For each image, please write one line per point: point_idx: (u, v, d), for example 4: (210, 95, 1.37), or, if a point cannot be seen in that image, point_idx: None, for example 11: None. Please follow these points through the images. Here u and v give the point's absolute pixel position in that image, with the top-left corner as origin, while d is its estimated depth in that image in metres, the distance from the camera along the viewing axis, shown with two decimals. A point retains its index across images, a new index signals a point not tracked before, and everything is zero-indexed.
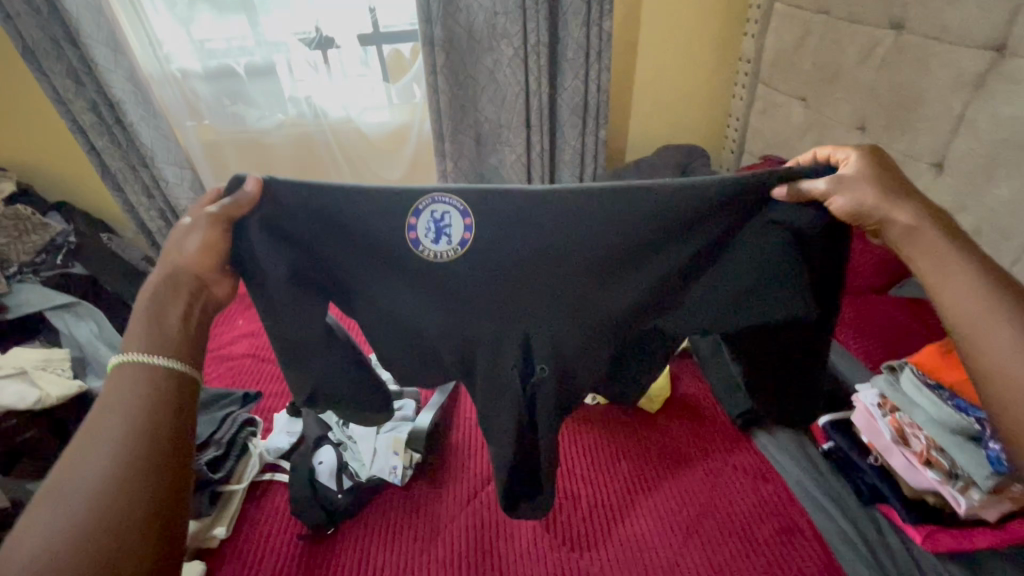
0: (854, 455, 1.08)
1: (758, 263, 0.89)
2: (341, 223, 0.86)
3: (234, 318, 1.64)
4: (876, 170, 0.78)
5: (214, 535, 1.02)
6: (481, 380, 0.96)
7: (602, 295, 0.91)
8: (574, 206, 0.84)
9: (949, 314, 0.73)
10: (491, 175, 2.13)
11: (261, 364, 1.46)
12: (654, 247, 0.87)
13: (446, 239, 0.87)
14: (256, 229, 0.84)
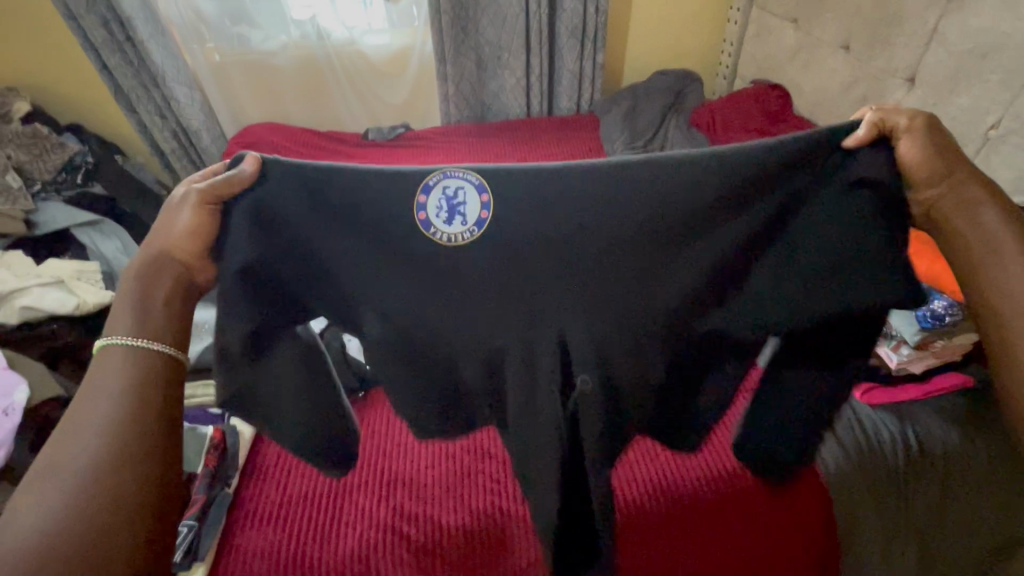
0: None
1: (828, 234, 0.79)
2: (344, 211, 0.77)
3: None
4: (940, 135, 0.75)
5: None
6: (511, 389, 0.81)
7: (653, 281, 0.77)
8: (617, 181, 0.75)
9: (993, 287, 0.69)
10: (491, 102, 2.21)
11: None
12: (709, 220, 0.77)
13: (460, 220, 0.76)
14: (244, 217, 0.76)
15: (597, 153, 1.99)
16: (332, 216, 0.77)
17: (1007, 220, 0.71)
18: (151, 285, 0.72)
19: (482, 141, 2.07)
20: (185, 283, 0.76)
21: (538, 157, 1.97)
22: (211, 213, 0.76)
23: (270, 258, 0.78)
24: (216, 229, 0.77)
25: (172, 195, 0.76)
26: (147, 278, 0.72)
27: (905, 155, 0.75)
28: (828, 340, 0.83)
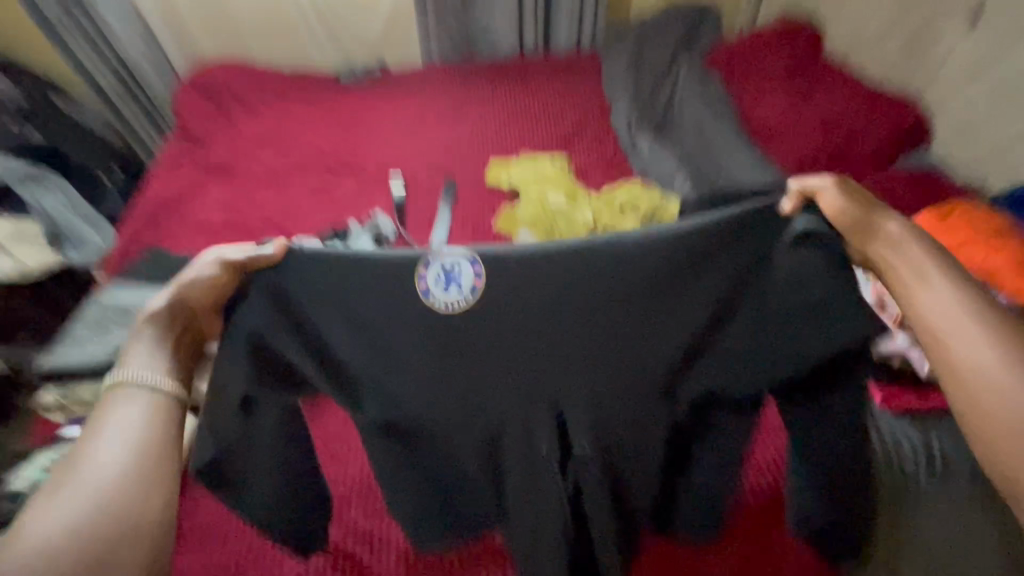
0: None
1: (793, 292, 0.71)
2: (360, 308, 0.67)
3: (205, 188, 1.51)
4: (854, 190, 0.70)
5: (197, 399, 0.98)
6: (509, 452, 0.75)
7: (633, 355, 0.70)
8: (580, 255, 0.66)
9: (917, 310, 0.64)
10: (480, 39, 1.93)
11: (235, 232, 1.39)
12: (674, 290, 0.68)
13: (455, 287, 0.66)
14: (257, 303, 0.68)
15: (599, 101, 1.76)
16: (331, 295, 0.67)
17: (935, 263, 0.65)
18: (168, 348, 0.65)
19: (468, 85, 1.84)
20: (194, 337, 0.68)
21: (530, 105, 1.75)
22: (233, 280, 0.67)
23: (274, 335, 0.70)
24: (225, 299, 0.68)
25: (205, 252, 0.68)
26: (165, 340, 0.65)
27: (828, 213, 0.69)
28: (812, 403, 0.79)
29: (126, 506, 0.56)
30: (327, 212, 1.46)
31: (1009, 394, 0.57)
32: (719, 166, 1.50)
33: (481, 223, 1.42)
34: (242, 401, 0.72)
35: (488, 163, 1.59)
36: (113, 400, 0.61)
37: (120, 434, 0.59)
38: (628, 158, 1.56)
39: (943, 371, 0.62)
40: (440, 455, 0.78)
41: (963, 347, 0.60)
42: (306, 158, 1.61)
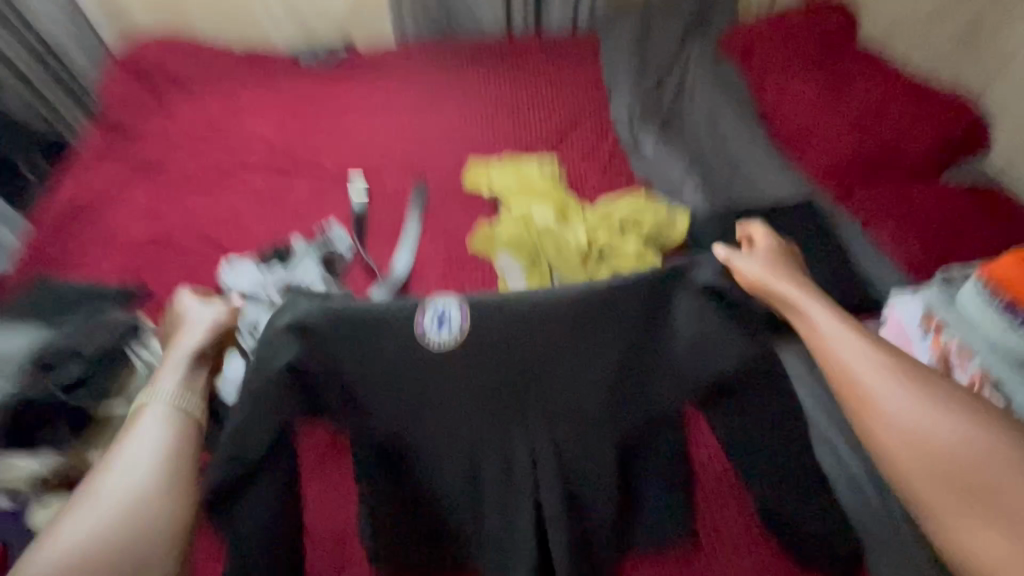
0: None
1: (713, 344, 0.71)
2: (399, 372, 0.66)
3: (128, 194, 1.26)
4: (777, 253, 0.82)
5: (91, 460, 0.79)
6: (489, 491, 0.75)
7: (542, 411, 0.70)
8: (497, 315, 0.65)
9: (847, 366, 0.68)
10: (460, 15, 1.67)
11: (157, 248, 1.16)
12: (581, 348, 0.68)
13: (446, 326, 0.65)
14: (287, 350, 0.64)
15: (596, 89, 1.53)
16: (360, 352, 0.65)
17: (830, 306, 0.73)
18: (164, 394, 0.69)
19: (445, 68, 1.59)
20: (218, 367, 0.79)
21: (517, 94, 1.52)
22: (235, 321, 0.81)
23: (321, 381, 0.67)
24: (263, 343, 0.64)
25: (186, 307, 0.80)
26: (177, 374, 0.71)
27: (743, 281, 0.75)
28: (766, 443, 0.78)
29: (136, 511, 0.62)
30: (272, 221, 1.22)
31: (913, 424, 0.62)
32: (734, 171, 1.29)
33: (455, 237, 1.19)
34: (230, 458, 0.66)
35: (466, 163, 1.36)
36: (139, 421, 0.68)
37: (147, 446, 0.66)
38: (628, 158, 1.35)
39: (846, 396, 0.68)
40: (415, 491, 0.77)
41: (862, 379, 0.66)
42: (251, 155, 1.36)
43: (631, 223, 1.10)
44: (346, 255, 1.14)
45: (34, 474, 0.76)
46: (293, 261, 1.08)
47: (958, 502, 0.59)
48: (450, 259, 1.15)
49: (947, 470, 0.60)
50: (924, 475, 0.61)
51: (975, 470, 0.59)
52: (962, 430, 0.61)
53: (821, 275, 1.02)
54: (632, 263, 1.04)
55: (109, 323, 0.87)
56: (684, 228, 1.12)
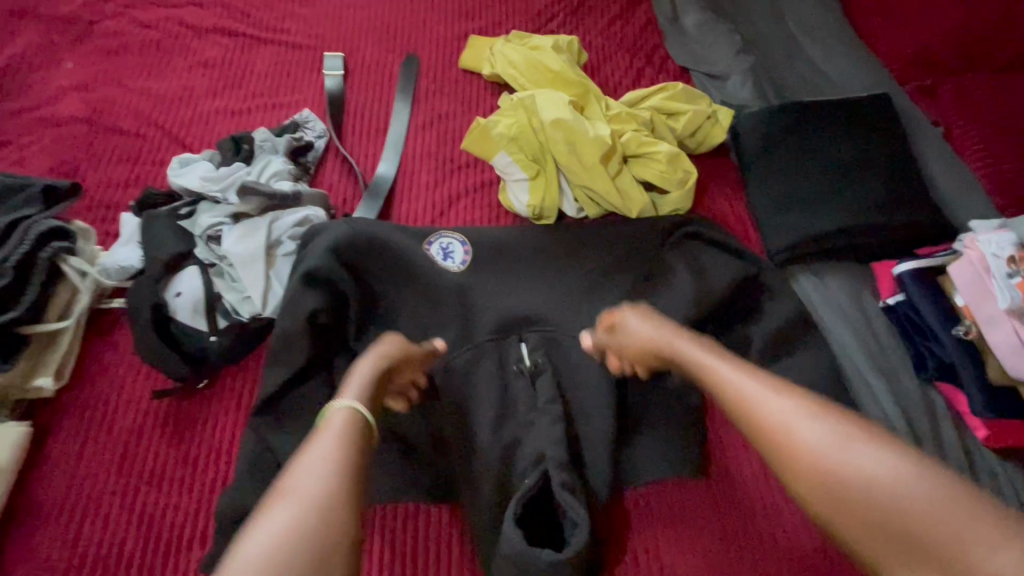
0: (934, 321, 0.75)
1: (700, 275, 0.81)
2: (419, 277, 0.79)
3: (50, 61, 1.04)
4: (649, 312, 0.69)
5: (37, 389, 0.71)
6: (485, 422, 0.72)
7: (554, 327, 0.79)
8: (509, 231, 0.85)
9: (738, 411, 0.52)
10: None
11: (94, 132, 0.96)
12: (578, 265, 0.83)
13: (454, 257, 0.81)
14: (318, 246, 0.75)
15: None
16: (395, 274, 0.79)
17: (724, 353, 0.58)
18: (363, 382, 0.58)
19: None
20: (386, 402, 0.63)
21: None
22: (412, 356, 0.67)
23: (339, 301, 0.75)
24: (299, 249, 0.77)
25: (197, 215, 0.81)
26: (375, 376, 0.60)
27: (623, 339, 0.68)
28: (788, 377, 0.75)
29: (328, 521, 0.43)
30: (229, 103, 1.02)
31: (838, 466, 0.43)
32: (792, 57, 1.06)
33: (450, 127, 1.01)
34: (267, 372, 0.71)
35: (462, 35, 1.12)
36: (329, 423, 0.52)
37: (329, 458, 0.47)
38: (663, 32, 1.10)
39: (761, 447, 0.49)
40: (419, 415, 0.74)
41: (773, 420, 0.48)
42: (200, 16, 1.10)
43: (661, 119, 0.92)
44: (318, 145, 0.95)
45: None
46: (251, 157, 0.89)
47: (911, 570, 0.39)
48: (442, 157, 0.97)
49: (877, 523, 0.40)
50: (866, 534, 0.41)
51: (930, 520, 0.38)
52: (902, 468, 0.41)
53: (885, 187, 0.86)
54: (664, 168, 0.87)
55: (30, 229, 0.71)
56: (723, 129, 0.95)
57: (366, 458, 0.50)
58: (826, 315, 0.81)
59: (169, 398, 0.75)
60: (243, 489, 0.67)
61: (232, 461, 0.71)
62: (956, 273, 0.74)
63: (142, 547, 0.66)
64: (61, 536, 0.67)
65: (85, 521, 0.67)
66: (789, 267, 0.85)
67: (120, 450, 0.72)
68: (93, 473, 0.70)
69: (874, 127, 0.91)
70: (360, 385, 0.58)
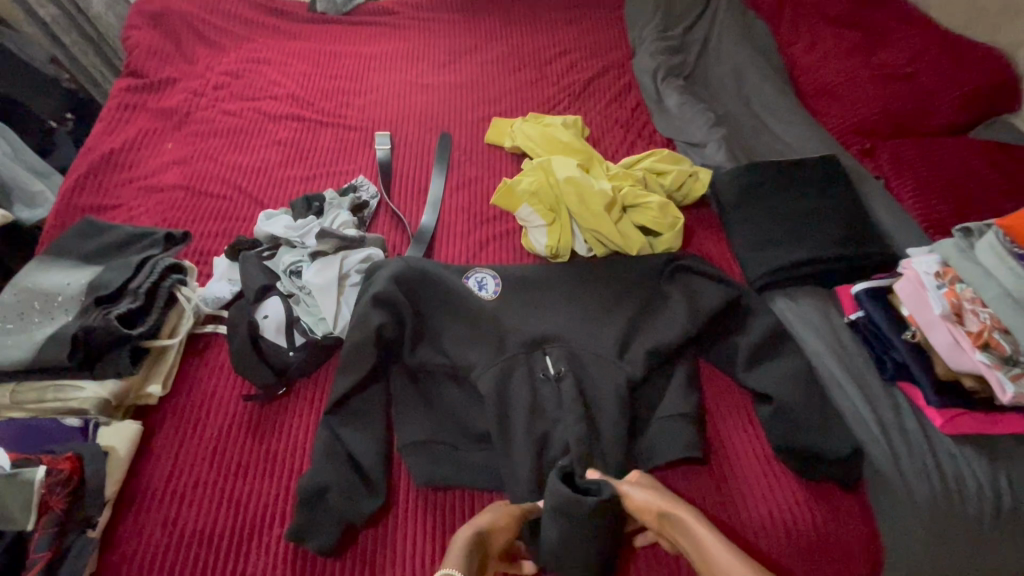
0: (887, 328, 0.91)
1: (690, 299, 0.98)
2: (459, 302, 0.96)
3: (156, 142, 1.28)
4: (653, 484, 0.78)
5: (148, 394, 0.85)
6: (517, 419, 0.87)
7: (573, 341, 0.95)
8: (532, 267, 1.03)
9: None
10: None
11: (192, 196, 1.18)
12: (590, 292, 1.00)
13: (488, 288, 1.00)
14: (383, 278, 0.93)
15: (619, 42, 1.52)
16: (440, 300, 0.96)
17: (735, 551, 0.69)
18: (458, 553, 0.70)
19: (467, 21, 1.58)
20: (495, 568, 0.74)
21: (539, 48, 1.51)
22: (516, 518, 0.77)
23: (396, 321, 0.92)
24: (365, 280, 0.95)
25: (279, 257, 1.00)
26: (466, 549, 0.70)
27: (633, 506, 0.75)
28: (771, 377, 0.89)
29: None
30: (299, 172, 1.24)
31: None
32: (757, 128, 1.30)
33: (478, 188, 1.23)
34: (339, 377, 0.87)
35: (487, 117, 1.37)
36: None
37: None
38: (650, 111, 1.35)
39: None
40: (461, 414, 0.89)
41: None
42: (276, 106, 1.37)
43: (653, 177, 1.14)
44: (372, 203, 1.16)
45: (98, 397, 0.80)
46: (321, 211, 1.10)
47: None
48: (474, 212, 1.18)
49: None
50: None
51: None
52: None
53: (839, 225, 1.05)
54: (656, 215, 1.07)
55: (156, 265, 0.90)
56: (705, 184, 1.16)
57: None
58: (802, 330, 0.96)
59: (254, 402, 0.90)
60: (320, 473, 0.80)
61: (307, 453, 0.85)
62: (902, 290, 0.90)
63: (232, 526, 0.79)
64: (164, 517, 0.79)
65: (184, 505, 0.80)
66: (766, 291, 1.02)
67: (213, 446, 0.86)
68: (190, 465, 0.84)
69: (827, 181, 1.12)
70: (455, 554, 0.69)
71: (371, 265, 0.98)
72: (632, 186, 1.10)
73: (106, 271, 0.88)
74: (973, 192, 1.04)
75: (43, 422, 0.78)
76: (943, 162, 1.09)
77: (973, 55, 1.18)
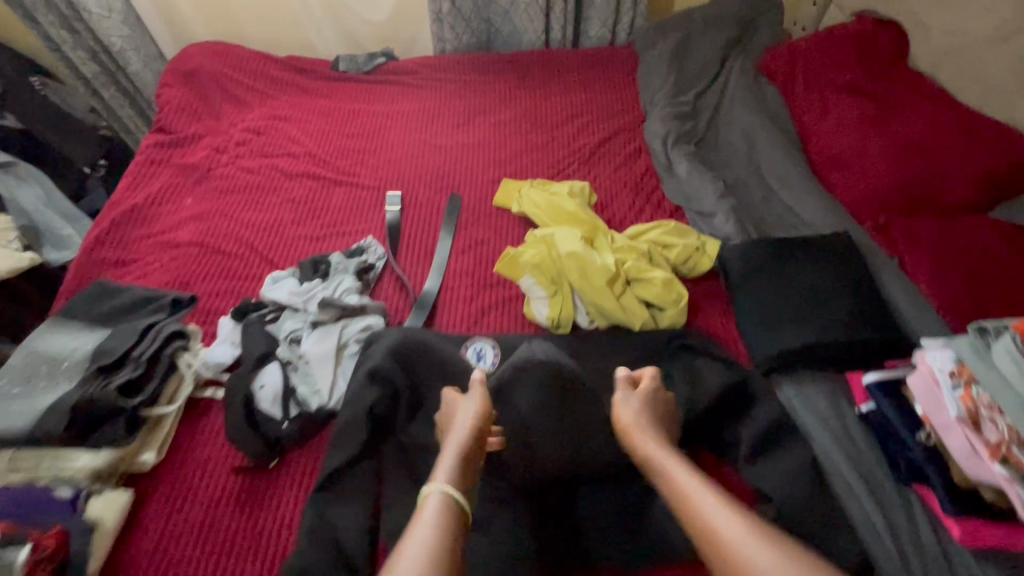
0: (900, 426, 0.86)
1: (689, 382, 0.96)
2: (455, 376, 0.95)
3: (177, 198, 1.33)
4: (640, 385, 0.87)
5: (142, 462, 0.86)
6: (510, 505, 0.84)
7: None
8: (532, 340, 1.02)
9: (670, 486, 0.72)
10: (499, 24, 1.69)
11: (204, 253, 1.21)
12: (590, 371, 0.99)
13: (486, 360, 0.99)
14: (380, 351, 0.93)
15: (632, 105, 1.54)
16: (435, 374, 0.95)
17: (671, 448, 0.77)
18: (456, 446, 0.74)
19: (482, 82, 1.62)
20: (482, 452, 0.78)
21: (551, 109, 1.53)
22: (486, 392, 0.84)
23: (389, 394, 0.91)
24: (363, 350, 0.96)
25: (282, 323, 1.01)
26: (460, 456, 0.73)
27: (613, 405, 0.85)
28: (775, 474, 0.85)
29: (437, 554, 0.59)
30: (310, 231, 1.27)
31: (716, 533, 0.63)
32: (767, 199, 1.29)
33: (483, 251, 1.23)
34: (331, 453, 0.86)
35: (496, 178, 1.39)
36: (422, 503, 0.66)
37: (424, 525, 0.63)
38: (659, 177, 1.35)
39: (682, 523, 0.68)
40: None
41: (717, 529, 0.63)
42: (293, 163, 1.41)
43: (658, 250, 1.13)
44: (378, 265, 1.17)
45: (92, 467, 0.81)
46: (327, 275, 1.11)
47: None
48: (478, 277, 1.18)
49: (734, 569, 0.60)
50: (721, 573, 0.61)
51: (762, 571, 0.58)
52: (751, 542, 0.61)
53: (851, 306, 1.01)
54: (660, 290, 1.05)
55: (160, 330, 0.93)
56: (713, 255, 1.14)
57: (456, 531, 0.64)
58: (808, 421, 0.93)
59: (246, 474, 0.89)
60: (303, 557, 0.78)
61: (292, 533, 0.84)
62: (917, 386, 0.86)
63: None
64: None
65: None
66: (773, 375, 0.99)
67: (201, 518, 0.85)
68: (177, 539, 0.83)
69: (840, 257, 1.08)
70: (449, 454, 0.73)
71: (370, 335, 0.98)
72: (637, 259, 1.09)
73: (112, 336, 0.90)
74: (994, 277, 0.99)
75: (36, 491, 0.79)
76: (962, 243, 1.05)
77: (995, 127, 1.13)
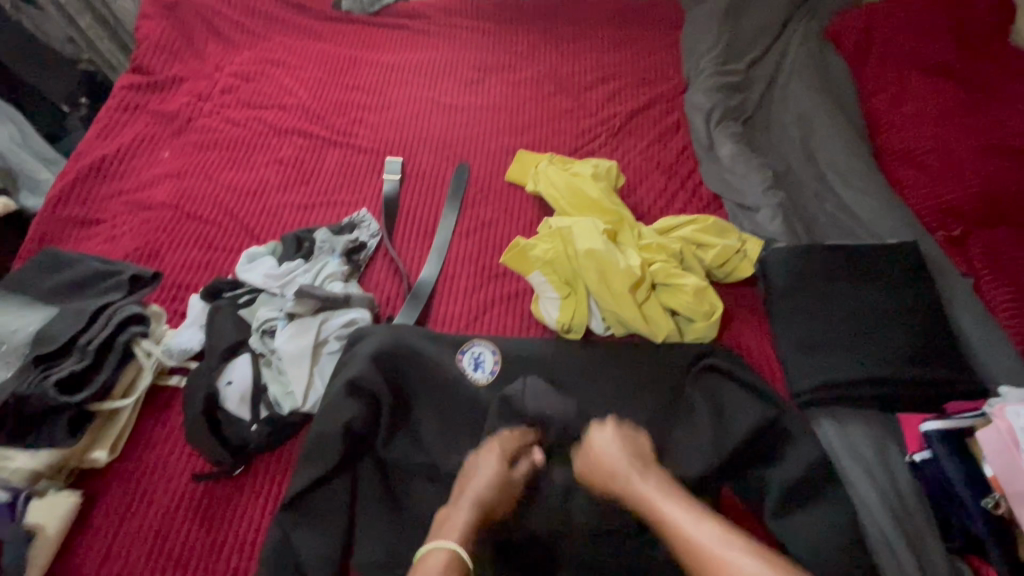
0: (961, 489, 0.74)
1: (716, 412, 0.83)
2: (447, 386, 0.83)
3: (152, 151, 1.18)
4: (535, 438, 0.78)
5: (93, 459, 0.77)
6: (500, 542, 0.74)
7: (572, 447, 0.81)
8: (539, 346, 0.89)
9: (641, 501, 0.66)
10: None
11: (179, 217, 1.08)
12: (603, 389, 0.86)
13: (483, 369, 0.86)
14: (365, 355, 0.82)
15: (671, 71, 1.33)
16: (426, 383, 0.84)
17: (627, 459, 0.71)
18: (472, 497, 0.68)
19: (502, 33, 1.42)
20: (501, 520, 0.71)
21: (578, 71, 1.34)
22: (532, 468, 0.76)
23: (373, 405, 0.80)
24: (347, 349, 0.85)
25: (257, 309, 0.90)
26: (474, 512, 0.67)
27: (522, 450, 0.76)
28: (809, 532, 0.74)
29: None
30: (296, 199, 1.13)
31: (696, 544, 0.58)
32: (821, 193, 1.11)
33: (490, 233, 1.09)
34: (303, 466, 0.76)
35: (510, 148, 1.22)
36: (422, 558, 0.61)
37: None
38: (698, 159, 1.18)
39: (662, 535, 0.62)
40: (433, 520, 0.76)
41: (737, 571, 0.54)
42: (284, 117, 1.25)
43: (691, 251, 0.98)
44: (370, 245, 1.04)
45: (30, 469, 0.73)
46: (311, 254, 0.98)
47: None
48: (482, 264, 1.04)
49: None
50: None
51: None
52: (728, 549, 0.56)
53: (913, 334, 0.87)
54: (690, 300, 0.91)
55: (115, 314, 0.81)
56: (753, 259, 0.99)
57: None
58: (850, 467, 0.80)
59: (207, 481, 0.79)
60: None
61: (254, 552, 0.75)
62: (990, 445, 0.73)
63: None
64: None
65: None
66: (811, 408, 0.86)
67: (155, 527, 0.76)
68: (127, 551, 0.75)
69: (906, 273, 0.93)
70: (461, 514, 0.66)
71: (355, 333, 0.87)
72: (666, 259, 0.95)
73: (59, 318, 0.79)
74: None
75: None
76: None
77: None
